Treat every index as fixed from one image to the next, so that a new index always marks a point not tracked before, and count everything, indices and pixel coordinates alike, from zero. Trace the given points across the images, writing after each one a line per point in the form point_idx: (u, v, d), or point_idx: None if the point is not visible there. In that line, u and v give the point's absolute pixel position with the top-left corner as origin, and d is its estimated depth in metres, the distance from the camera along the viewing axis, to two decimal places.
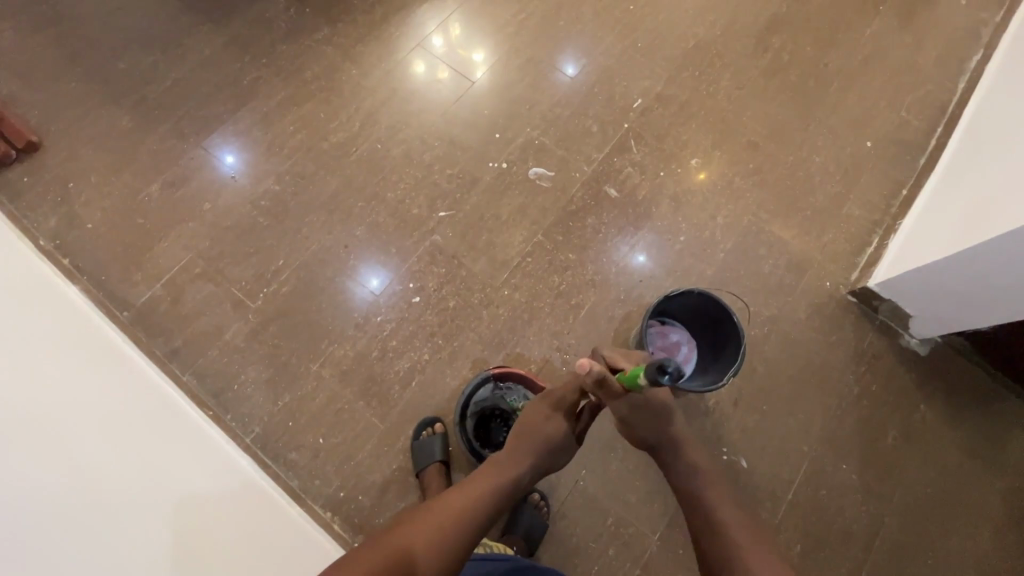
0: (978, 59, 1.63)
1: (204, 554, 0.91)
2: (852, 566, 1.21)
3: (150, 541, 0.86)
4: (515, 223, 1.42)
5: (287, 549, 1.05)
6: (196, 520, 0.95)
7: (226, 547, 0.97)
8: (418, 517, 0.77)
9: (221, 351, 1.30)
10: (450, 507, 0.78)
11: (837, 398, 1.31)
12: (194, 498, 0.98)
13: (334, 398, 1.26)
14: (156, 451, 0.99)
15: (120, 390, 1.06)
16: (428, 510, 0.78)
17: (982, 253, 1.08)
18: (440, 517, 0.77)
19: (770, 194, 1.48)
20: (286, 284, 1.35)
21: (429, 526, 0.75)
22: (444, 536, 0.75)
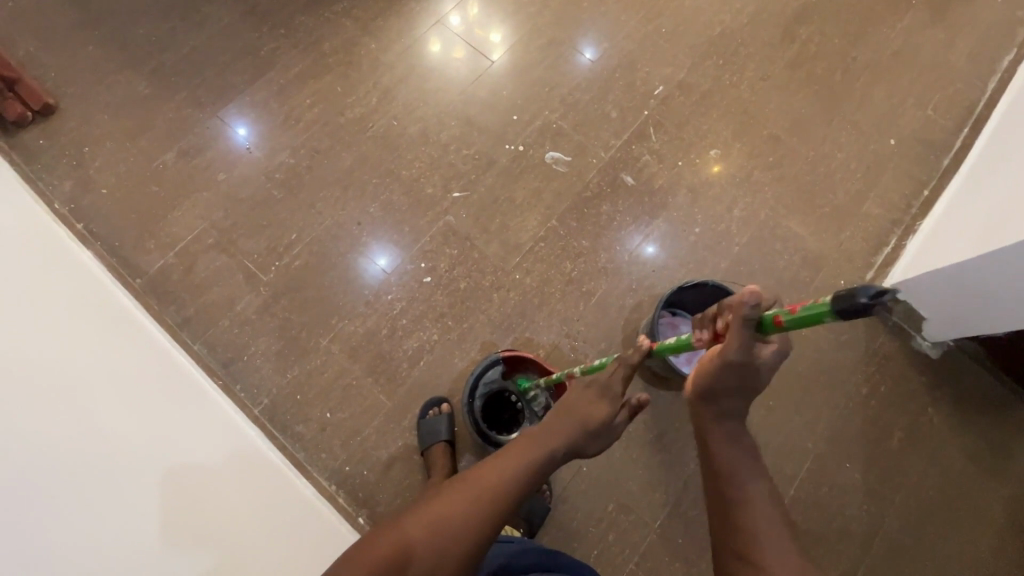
0: (1011, 59, 1.58)
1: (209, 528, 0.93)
2: (849, 564, 1.21)
3: (158, 511, 0.87)
4: (529, 208, 1.41)
5: (290, 523, 1.07)
6: (203, 492, 0.96)
7: (232, 519, 0.98)
8: (422, 512, 0.74)
9: (232, 322, 1.31)
10: (456, 503, 0.75)
11: (845, 398, 1.30)
12: (201, 469, 0.99)
13: (342, 373, 1.27)
14: (167, 421, 1.01)
15: (133, 358, 1.07)
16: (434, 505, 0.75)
17: (1002, 258, 1.06)
18: (445, 515, 0.74)
19: (789, 188, 1.46)
20: (298, 259, 1.36)
21: (433, 524, 0.73)
22: (448, 528, 0.73)
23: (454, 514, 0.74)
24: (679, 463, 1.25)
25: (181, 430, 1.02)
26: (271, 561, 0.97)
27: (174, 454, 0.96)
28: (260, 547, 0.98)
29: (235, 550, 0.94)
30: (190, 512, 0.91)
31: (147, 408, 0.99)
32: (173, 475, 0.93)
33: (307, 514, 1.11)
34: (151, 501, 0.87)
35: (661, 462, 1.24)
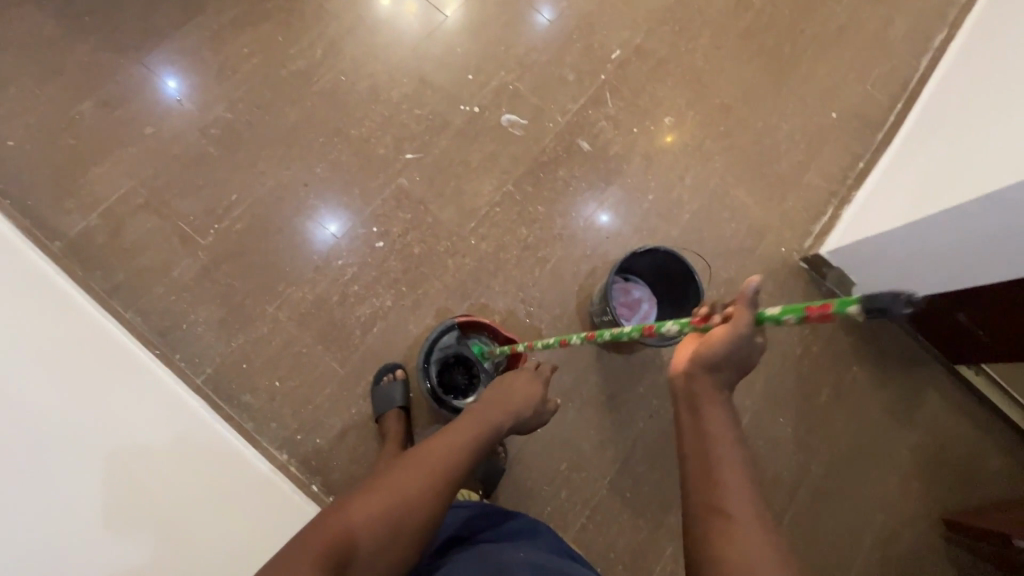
0: (943, 37, 1.66)
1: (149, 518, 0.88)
2: (779, 508, 1.32)
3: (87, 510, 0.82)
4: (485, 171, 1.38)
5: (246, 501, 1.03)
6: (144, 479, 0.91)
7: (179, 503, 0.94)
8: (369, 494, 0.72)
9: (168, 289, 1.23)
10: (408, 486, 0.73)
11: (781, 358, 1.39)
12: (143, 455, 0.94)
13: (291, 341, 1.23)
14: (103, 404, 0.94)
15: (62, 332, 0.98)
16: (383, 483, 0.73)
17: (928, 226, 1.14)
18: (402, 483, 0.74)
19: (738, 158, 1.50)
20: (239, 221, 1.28)
21: (381, 510, 0.70)
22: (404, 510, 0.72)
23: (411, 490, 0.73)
24: (629, 423, 1.30)
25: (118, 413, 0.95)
26: (223, 546, 0.94)
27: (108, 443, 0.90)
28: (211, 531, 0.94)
29: (181, 538, 0.90)
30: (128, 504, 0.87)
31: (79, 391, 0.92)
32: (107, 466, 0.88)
33: (264, 490, 1.08)
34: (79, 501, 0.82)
35: (612, 421, 1.29)
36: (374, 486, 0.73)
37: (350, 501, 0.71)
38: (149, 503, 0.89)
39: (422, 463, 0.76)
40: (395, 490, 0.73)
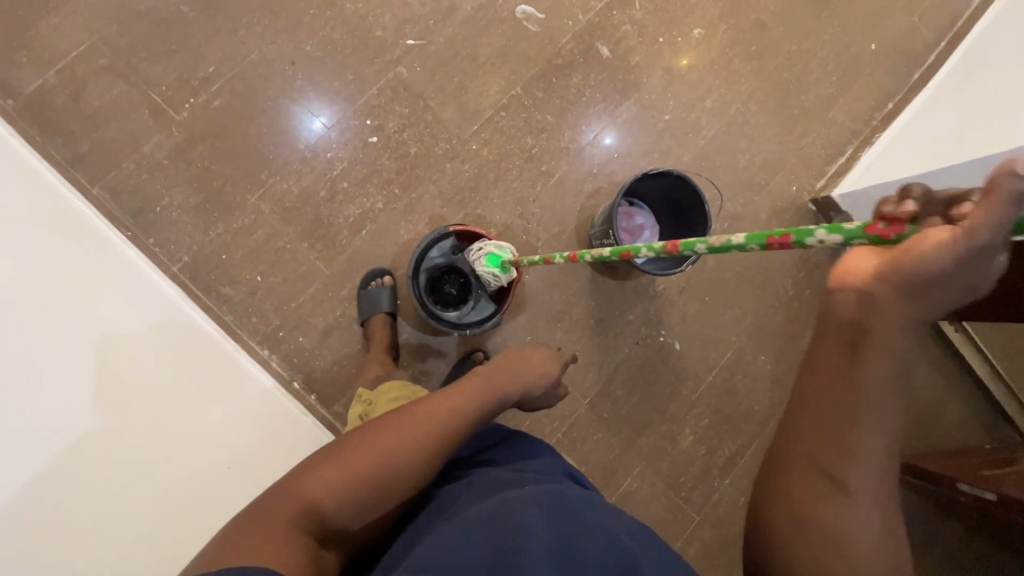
0: None
1: (154, 451, 0.83)
2: (747, 440, 1.34)
3: (87, 451, 0.76)
4: (493, 69, 1.26)
5: (252, 423, 1.00)
6: (143, 406, 0.86)
7: (187, 428, 0.89)
8: (391, 426, 0.66)
9: (139, 166, 1.13)
10: (431, 423, 0.68)
11: (773, 297, 1.37)
12: (141, 382, 0.88)
13: (273, 235, 1.16)
14: (92, 322, 0.86)
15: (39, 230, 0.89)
16: (403, 418, 0.67)
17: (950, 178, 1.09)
18: (410, 442, 0.65)
19: (765, 84, 1.39)
20: (217, 98, 1.15)
21: (402, 443, 0.65)
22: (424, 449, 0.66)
23: (434, 428, 0.68)
24: (614, 347, 1.30)
25: (111, 332, 0.88)
26: (237, 472, 0.91)
27: (103, 370, 0.83)
28: (222, 458, 0.91)
29: (193, 468, 0.86)
30: (131, 441, 0.81)
31: (65, 307, 0.84)
32: (104, 396, 0.81)
33: (269, 408, 1.05)
34: (80, 438, 0.75)
35: (600, 344, 1.29)
36: (396, 418, 0.68)
37: (371, 432, 0.65)
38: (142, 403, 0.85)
39: (446, 403, 0.71)
40: (406, 444, 0.65)
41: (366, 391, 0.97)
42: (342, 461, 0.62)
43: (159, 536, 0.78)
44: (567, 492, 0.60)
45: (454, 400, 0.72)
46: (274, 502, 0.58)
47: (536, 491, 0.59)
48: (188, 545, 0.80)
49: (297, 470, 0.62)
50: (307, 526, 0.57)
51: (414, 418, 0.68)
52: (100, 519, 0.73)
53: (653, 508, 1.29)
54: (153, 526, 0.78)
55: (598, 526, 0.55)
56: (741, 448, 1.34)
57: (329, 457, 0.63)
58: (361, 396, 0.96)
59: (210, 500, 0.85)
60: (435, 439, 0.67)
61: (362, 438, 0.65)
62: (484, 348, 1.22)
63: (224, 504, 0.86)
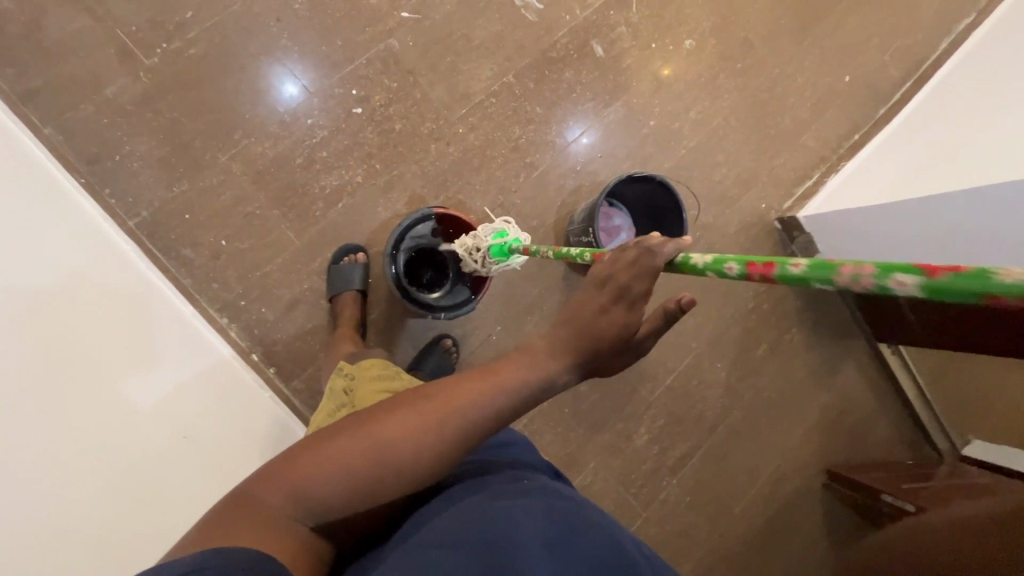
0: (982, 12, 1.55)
1: (103, 426, 0.76)
2: (696, 442, 1.40)
3: (30, 422, 0.68)
4: (486, 53, 1.24)
5: (207, 396, 0.95)
6: (89, 378, 0.78)
7: (136, 403, 0.83)
8: (399, 414, 0.58)
9: (99, 109, 1.04)
10: (444, 417, 0.57)
11: (733, 308, 1.42)
12: (86, 352, 0.80)
13: (243, 199, 1.10)
14: (32, 281, 0.77)
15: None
16: (414, 406, 0.58)
17: (894, 213, 1.16)
18: (417, 433, 0.56)
19: (746, 102, 1.44)
20: (193, 46, 1.08)
21: (405, 438, 0.56)
22: (433, 446, 0.56)
23: (449, 423, 0.57)
24: None
25: (53, 294, 0.79)
26: (193, 449, 0.87)
27: (43, 336, 0.75)
28: (176, 434, 0.86)
29: (145, 446, 0.80)
30: (77, 413, 0.74)
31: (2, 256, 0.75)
32: (43, 365, 0.73)
33: (226, 382, 1.01)
34: (21, 409, 0.67)
35: None
36: (409, 403, 0.59)
37: (379, 418, 0.58)
38: (87, 362, 0.79)
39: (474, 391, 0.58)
40: (412, 439, 0.56)
41: (346, 366, 0.94)
42: (340, 447, 0.56)
43: (114, 514, 0.72)
44: (554, 496, 0.55)
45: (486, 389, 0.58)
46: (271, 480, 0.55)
47: (521, 497, 0.53)
48: (146, 523, 0.75)
49: (298, 447, 0.58)
50: (301, 511, 0.54)
51: (428, 405, 0.58)
52: (48, 496, 0.67)
53: (601, 503, 1.33)
54: (106, 505, 0.72)
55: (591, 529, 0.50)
56: (690, 449, 1.39)
57: (330, 438, 0.58)
58: (342, 370, 0.93)
59: (166, 478, 0.81)
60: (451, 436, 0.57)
61: (364, 425, 0.58)
62: (452, 334, 1.19)
63: (170, 481, 0.81)
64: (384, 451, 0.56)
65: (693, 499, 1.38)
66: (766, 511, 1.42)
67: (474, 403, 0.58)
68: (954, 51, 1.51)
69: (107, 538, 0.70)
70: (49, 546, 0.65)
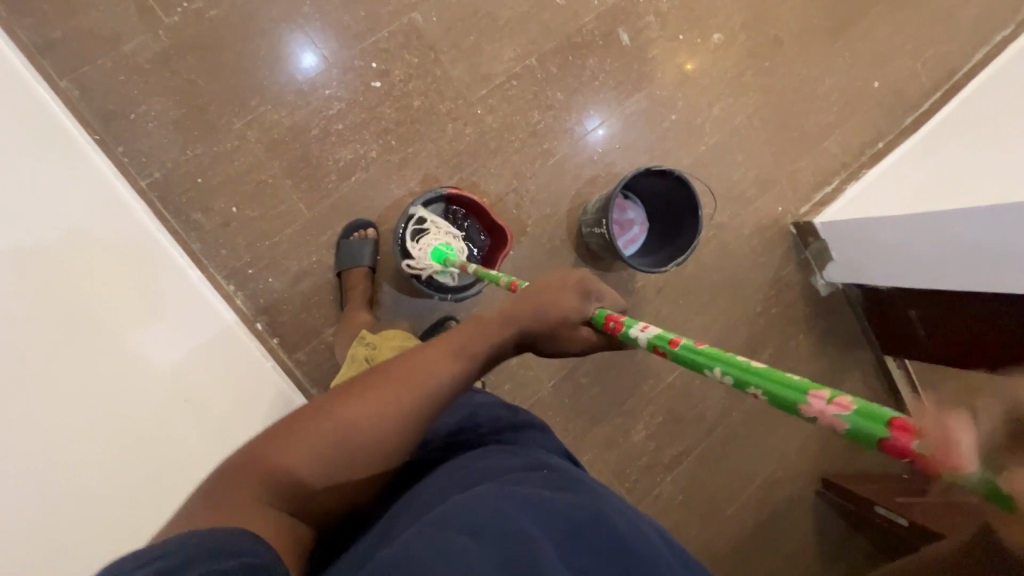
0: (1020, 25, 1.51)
1: (108, 394, 0.75)
2: (693, 441, 1.39)
3: (39, 399, 0.66)
4: (510, 34, 1.22)
5: (210, 364, 0.95)
6: (92, 344, 0.77)
7: (141, 370, 0.82)
8: (358, 395, 0.58)
9: (117, 66, 1.03)
10: (408, 391, 0.59)
11: (741, 310, 1.41)
12: (91, 328, 0.78)
13: (255, 166, 1.09)
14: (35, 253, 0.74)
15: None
16: (373, 386, 0.59)
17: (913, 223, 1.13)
18: (382, 409, 0.58)
19: (771, 102, 1.41)
20: (215, 7, 1.07)
21: (370, 416, 0.57)
22: (398, 422, 0.58)
23: (412, 397, 0.59)
24: None
25: (57, 269, 0.77)
26: (196, 416, 0.87)
27: (45, 315, 0.71)
28: (183, 404, 0.86)
29: (151, 421, 0.80)
30: (80, 368, 0.73)
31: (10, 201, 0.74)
32: (45, 341, 0.70)
33: (229, 349, 1.01)
34: (23, 355, 0.66)
35: None
36: (369, 382, 0.59)
37: (339, 402, 0.57)
38: (89, 318, 0.78)
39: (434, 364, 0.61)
40: (377, 414, 0.57)
41: (369, 335, 0.93)
42: (304, 435, 0.55)
43: (135, 488, 0.73)
44: (577, 487, 0.54)
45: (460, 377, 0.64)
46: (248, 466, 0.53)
47: (538, 483, 0.53)
48: (145, 483, 0.75)
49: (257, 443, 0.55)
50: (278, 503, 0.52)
51: (390, 384, 0.59)
52: (62, 467, 0.66)
53: None
54: (116, 470, 0.72)
55: (619, 528, 0.49)
56: (686, 448, 1.39)
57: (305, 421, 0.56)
58: (364, 339, 0.93)
59: (174, 447, 0.81)
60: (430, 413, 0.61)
61: (326, 407, 0.57)
62: (457, 317, 1.19)
63: (169, 444, 0.80)
64: (352, 432, 0.56)
65: (685, 498, 1.38)
66: (757, 515, 1.42)
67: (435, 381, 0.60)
68: (988, 64, 1.48)
69: (115, 500, 0.70)
70: (68, 520, 0.64)
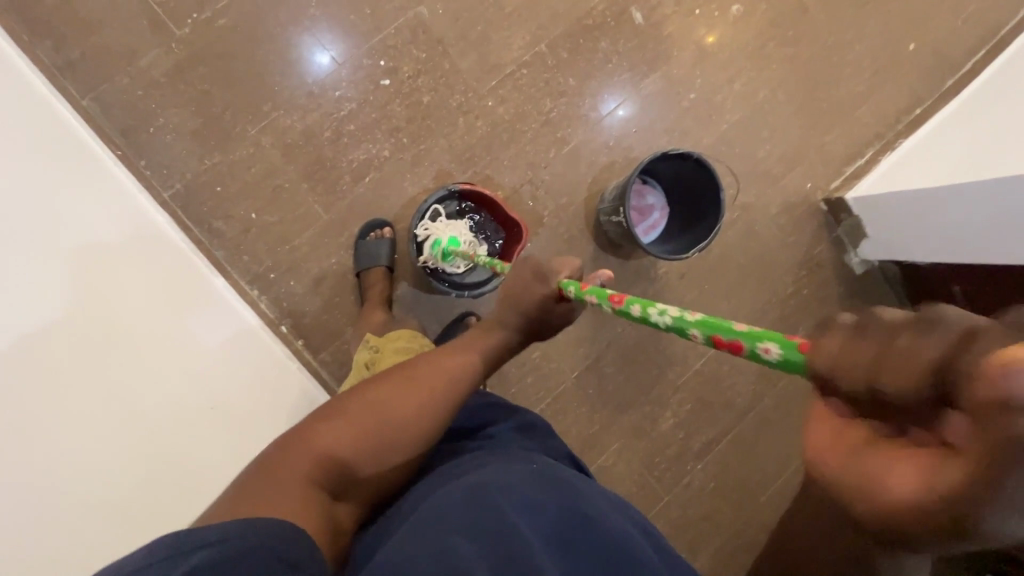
0: None
1: (136, 400, 0.78)
2: (723, 428, 1.36)
3: (65, 409, 0.69)
4: (518, 22, 1.20)
5: (235, 366, 0.97)
6: (119, 353, 0.80)
7: (168, 374, 0.85)
8: (390, 385, 0.66)
9: (134, 81, 1.06)
10: (433, 381, 0.68)
11: (770, 293, 1.36)
12: (116, 342, 0.80)
13: (271, 172, 1.11)
14: (61, 279, 0.76)
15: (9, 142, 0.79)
16: (402, 378, 0.67)
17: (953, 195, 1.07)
18: (412, 396, 0.65)
19: (796, 73, 1.34)
20: (223, 16, 1.08)
21: (402, 401, 0.65)
22: (427, 408, 0.66)
23: (436, 386, 0.67)
24: (608, 326, 1.31)
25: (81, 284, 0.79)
26: (223, 420, 0.89)
27: (70, 332, 0.74)
28: (211, 411, 0.88)
29: (179, 429, 0.82)
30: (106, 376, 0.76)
31: (35, 219, 0.77)
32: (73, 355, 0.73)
33: (255, 351, 1.03)
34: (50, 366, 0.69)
35: (592, 319, 1.30)
36: (398, 376, 0.68)
37: (373, 392, 0.66)
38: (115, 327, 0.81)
39: (450, 363, 0.71)
40: (408, 402, 0.65)
41: (373, 338, 0.96)
42: (343, 421, 0.62)
43: (161, 493, 0.75)
44: (572, 487, 0.55)
45: (456, 362, 0.72)
46: (275, 460, 0.57)
47: (533, 479, 0.54)
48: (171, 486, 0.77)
49: (297, 431, 0.61)
50: (318, 478, 0.56)
51: (417, 377, 0.68)
52: (87, 475, 0.68)
53: (623, 484, 1.32)
54: (143, 476, 0.74)
55: (602, 533, 0.50)
56: (716, 435, 1.36)
57: (323, 417, 0.62)
58: (369, 342, 0.96)
59: (200, 449, 0.83)
60: (441, 393, 0.67)
61: (360, 398, 0.65)
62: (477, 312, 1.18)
63: (195, 446, 0.83)
64: (387, 418, 0.63)
65: (716, 485, 1.36)
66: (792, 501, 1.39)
67: (451, 375, 0.69)
68: None
69: (141, 503, 0.73)
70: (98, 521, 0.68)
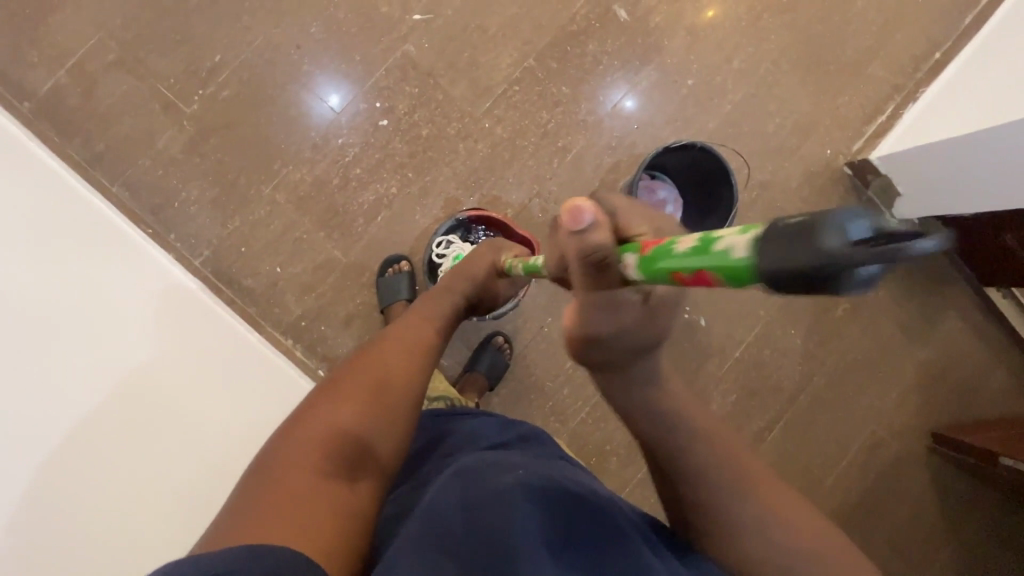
0: None
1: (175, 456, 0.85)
2: (775, 414, 1.31)
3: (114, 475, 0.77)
4: (503, 41, 1.21)
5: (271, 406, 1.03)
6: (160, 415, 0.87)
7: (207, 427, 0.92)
8: (361, 364, 0.72)
9: (154, 162, 1.13)
10: (399, 354, 0.75)
11: None
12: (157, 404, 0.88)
13: (290, 226, 1.16)
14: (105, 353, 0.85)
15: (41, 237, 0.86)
16: (371, 356, 0.73)
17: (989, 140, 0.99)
18: (388, 372, 0.71)
19: (796, 39, 1.29)
20: (226, 88, 1.15)
21: (379, 375, 0.71)
22: (404, 378, 0.72)
23: (403, 358, 0.74)
24: None
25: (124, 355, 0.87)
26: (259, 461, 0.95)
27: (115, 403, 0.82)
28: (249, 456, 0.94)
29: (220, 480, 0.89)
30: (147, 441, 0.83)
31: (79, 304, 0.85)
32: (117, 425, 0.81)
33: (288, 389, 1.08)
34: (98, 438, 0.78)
35: None
36: (366, 357, 0.74)
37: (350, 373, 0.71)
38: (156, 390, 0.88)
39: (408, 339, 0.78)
40: (388, 378, 0.71)
41: None
42: (333, 404, 0.66)
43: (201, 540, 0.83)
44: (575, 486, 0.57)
45: (414, 335, 0.79)
46: (288, 456, 0.60)
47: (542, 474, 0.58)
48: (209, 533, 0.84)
49: (294, 423, 0.64)
50: (327, 465, 0.60)
51: (386, 355, 0.74)
52: None
53: None
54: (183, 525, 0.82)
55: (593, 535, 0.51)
56: (767, 423, 1.31)
57: (315, 409, 0.65)
58: None
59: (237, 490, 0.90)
60: (414, 368, 0.74)
61: (343, 381, 0.69)
62: (504, 331, 1.26)
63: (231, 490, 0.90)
64: (372, 390, 0.68)
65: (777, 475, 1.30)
66: (863, 482, 1.32)
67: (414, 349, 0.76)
68: None
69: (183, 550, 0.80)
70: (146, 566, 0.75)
